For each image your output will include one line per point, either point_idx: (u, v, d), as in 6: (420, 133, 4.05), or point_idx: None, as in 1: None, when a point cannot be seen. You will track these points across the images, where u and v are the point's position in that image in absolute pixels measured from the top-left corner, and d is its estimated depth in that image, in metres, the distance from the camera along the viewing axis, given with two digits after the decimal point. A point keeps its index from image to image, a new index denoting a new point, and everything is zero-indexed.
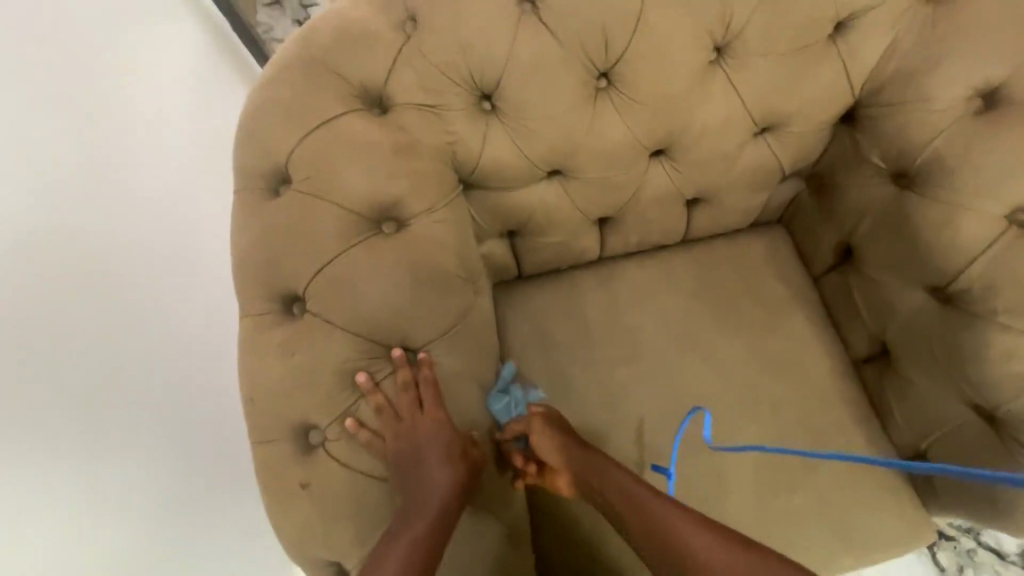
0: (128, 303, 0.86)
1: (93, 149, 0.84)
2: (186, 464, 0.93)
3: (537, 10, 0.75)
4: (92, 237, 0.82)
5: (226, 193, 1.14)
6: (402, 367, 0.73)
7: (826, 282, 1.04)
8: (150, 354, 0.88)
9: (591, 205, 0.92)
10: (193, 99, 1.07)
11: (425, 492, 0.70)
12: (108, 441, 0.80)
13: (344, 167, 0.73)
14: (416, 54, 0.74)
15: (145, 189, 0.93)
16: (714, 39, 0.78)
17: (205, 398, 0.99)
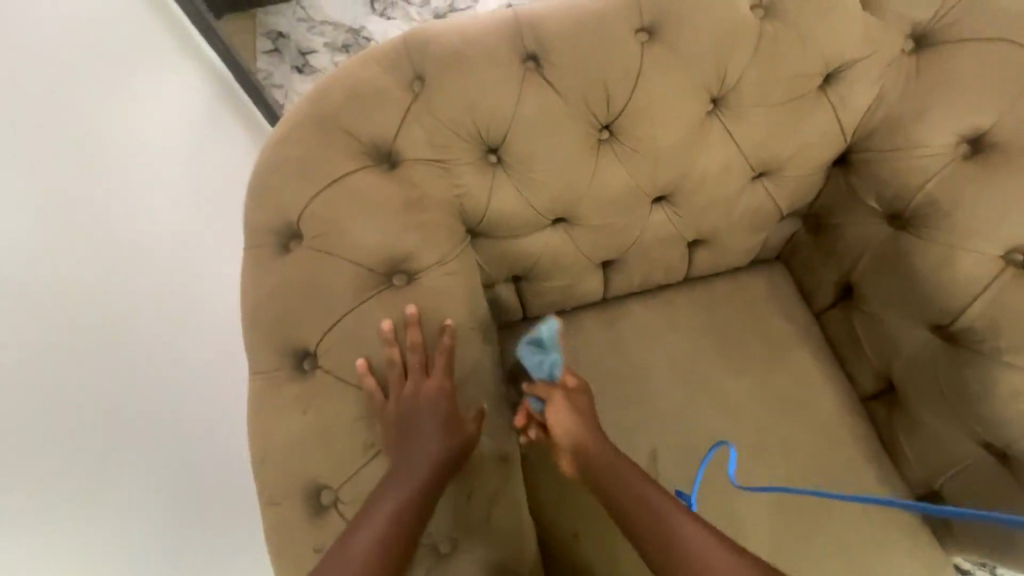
0: (121, 316, 0.87)
1: (100, 168, 0.86)
2: (177, 468, 0.95)
3: (541, 68, 0.78)
4: (94, 253, 0.83)
5: (217, 197, 1.16)
6: (413, 326, 0.72)
7: (829, 318, 1.06)
8: (139, 352, 0.89)
9: (596, 249, 0.94)
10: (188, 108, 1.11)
11: (413, 460, 0.67)
12: (93, 437, 0.80)
13: (354, 222, 0.74)
14: (424, 112, 0.77)
15: (145, 203, 0.95)
16: (711, 92, 0.82)
17: (190, 395, 0.99)
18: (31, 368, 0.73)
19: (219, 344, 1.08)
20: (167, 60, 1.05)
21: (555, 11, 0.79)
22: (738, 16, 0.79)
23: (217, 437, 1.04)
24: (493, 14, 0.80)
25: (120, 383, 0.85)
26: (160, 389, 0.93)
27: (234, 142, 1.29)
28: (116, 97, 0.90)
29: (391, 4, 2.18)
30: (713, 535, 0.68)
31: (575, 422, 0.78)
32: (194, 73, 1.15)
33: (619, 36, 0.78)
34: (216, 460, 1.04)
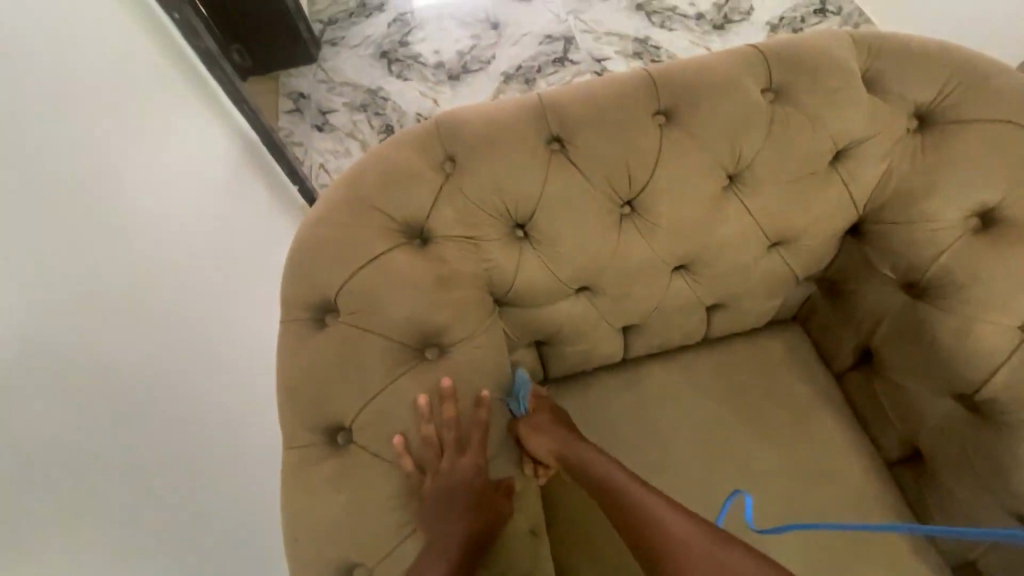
0: (159, 379, 0.90)
1: (139, 239, 0.92)
2: (218, 514, 0.99)
3: (565, 149, 0.83)
4: (136, 321, 0.88)
5: (227, 231, 1.22)
6: (450, 402, 0.75)
7: (850, 380, 1.06)
8: (164, 375, 0.92)
9: (618, 316, 0.96)
10: (206, 147, 1.18)
11: (451, 535, 0.70)
12: (125, 453, 0.82)
13: (388, 297, 0.77)
14: (456, 191, 0.81)
15: (175, 266, 1.00)
16: (727, 170, 0.86)
17: (207, 422, 1.01)
18: (84, 440, 0.75)
19: (230, 375, 1.10)
20: (188, 130, 1.12)
21: (578, 97, 0.85)
22: (750, 101, 0.84)
23: (247, 477, 1.09)
24: (519, 101, 0.86)
25: (153, 417, 0.88)
26: (194, 444, 0.96)
27: (248, 196, 1.36)
28: (143, 158, 0.95)
29: (408, 67, 2.29)
30: (695, 521, 0.68)
31: (550, 440, 0.81)
32: (213, 136, 1.22)
33: (640, 119, 0.83)
34: (250, 499, 1.08)
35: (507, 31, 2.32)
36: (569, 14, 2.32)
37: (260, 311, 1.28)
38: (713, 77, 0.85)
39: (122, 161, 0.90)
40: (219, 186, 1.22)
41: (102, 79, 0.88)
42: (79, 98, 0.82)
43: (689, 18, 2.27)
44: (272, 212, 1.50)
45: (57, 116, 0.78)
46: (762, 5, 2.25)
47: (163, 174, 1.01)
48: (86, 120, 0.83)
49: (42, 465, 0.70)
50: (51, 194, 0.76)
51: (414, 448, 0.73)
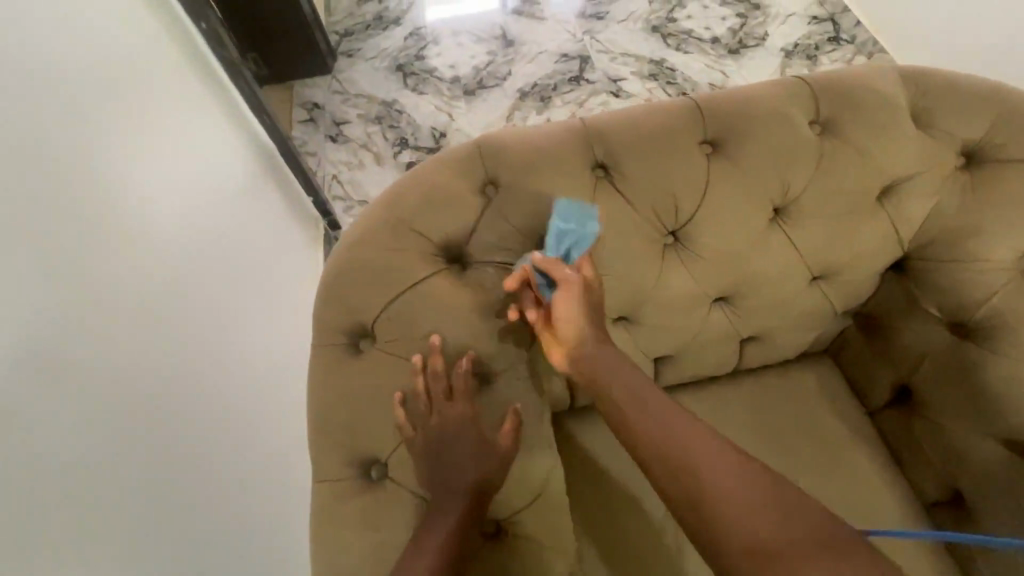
0: (162, 394, 0.86)
1: (137, 235, 0.87)
2: (222, 538, 0.94)
3: (610, 175, 0.81)
4: (140, 334, 0.84)
5: (216, 231, 1.18)
6: (435, 355, 0.73)
7: (884, 419, 1.04)
8: (164, 373, 0.88)
9: (653, 346, 0.92)
10: (194, 140, 1.15)
11: (443, 484, 0.68)
12: (131, 451, 0.77)
13: (428, 325, 0.75)
14: (497, 217, 0.78)
15: (176, 277, 0.97)
16: (774, 203, 0.84)
17: (205, 423, 0.96)
18: (94, 462, 0.71)
19: (221, 375, 1.06)
20: (180, 137, 1.09)
21: (621, 124, 0.83)
22: (798, 133, 0.83)
23: (246, 497, 1.04)
24: (562, 125, 0.84)
25: (155, 415, 0.83)
26: (198, 463, 0.91)
27: (237, 206, 1.34)
28: (137, 144, 0.93)
29: (423, 80, 2.28)
30: (748, 470, 0.61)
31: (578, 319, 0.72)
32: (202, 146, 1.19)
33: (686, 148, 0.82)
34: (249, 522, 1.03)
35: (523, 48, 2.32)
36: (584, 34, 2.32)
37: (244, 319, 1.24)
38: (759, 108, 0.83)
39: (118, 144, 0.87)
40: (212, 196, 1.19)
41: (95, 82, 0.85)
42: (75, 105, 0.79)
43: (703, 41, 2.27)
44: (259, 223, 1.48)
45: (57, 122, 0.75)
46: (777, 30, 2.25)
47: (155, 161, 0.98)
48: (85, 129, 0.80)
49: (59, 491, 0.65)
50: (51, 184, 0.73)
51: (417, 408, 0.72)
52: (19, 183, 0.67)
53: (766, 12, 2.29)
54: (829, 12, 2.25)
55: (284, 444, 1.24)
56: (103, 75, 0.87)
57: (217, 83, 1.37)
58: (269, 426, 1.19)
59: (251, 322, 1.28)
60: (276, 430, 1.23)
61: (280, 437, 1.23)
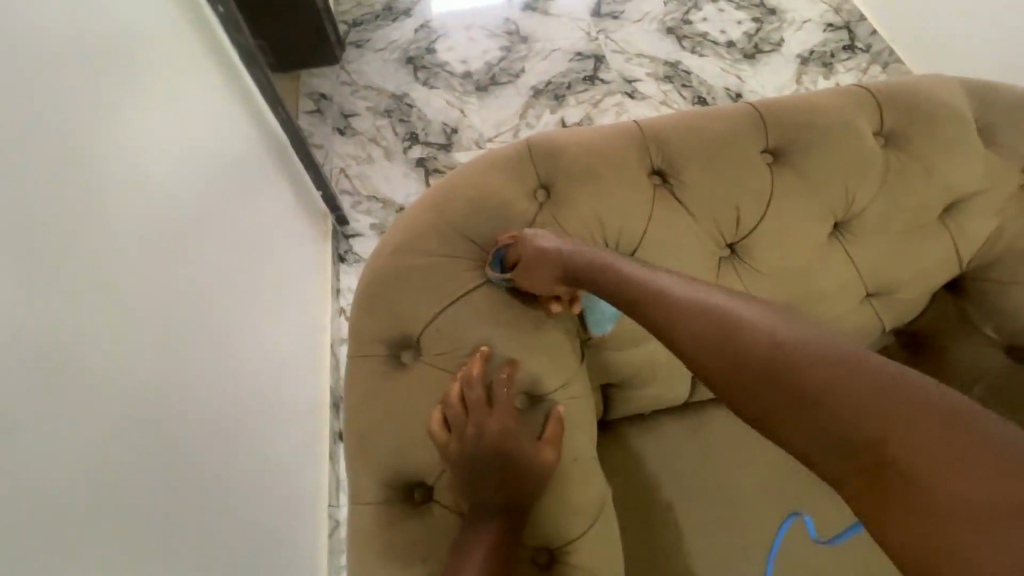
0: (164, 406, 0.81)
1: (141, 220, 0.82)
2: (213, 561, 0.88)
3: (669, 184, 0.78)
4: (145, 340, 0.78)
5: (224, 223, 1.13)
6: (476, 362, 0.68)
7: None
8: (168, 371, 0.82)
9: None
10: (204, 123, 1.10)
11: (485, 501, 0.64)
12: (127, 456, 0.71)
13: (477, 338, 0.70)
14: (552, 223, 0.75)
15: (183, 280, 0.91)
16: (836, 217, 0.81)
17: (202, 426, 0.90)
18: (91, 482, 0.65)
19: (222, 375, 1.00)
20: (191, 128, 1.03)
21: (681, 129, 0.79)
22: (862, 146, 0.80)
23: (235, 515, 0.98)
24: (616, 128, 0.80)
25: (155, 416, 0.78)
26: (195, 480, 0.86)
27: (248, 205, 1.28)
28: (145, 124, 0.87)
29: (434, 74, 2.22)
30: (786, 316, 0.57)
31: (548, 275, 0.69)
32: (213, 140, 1.13)
33: (749, 158, 0.78)
34: (237, 543, 0.98)
35: (536, 45, 2.27)
36: (599, 32, 2.27)
37: (248, 317, 1.18)
38: (824, 118, 0.80)
39: (126, 122, 0.82)
40: (221, 193, 1.13)
41: (102, 65, 0.79)
42: (82, 91, 0.73)
43: (719, 45, 2.23)
44: (269, 225, 1.42)
45: (61, 106, 0.69)
46: (793, 37, 2.22)
47: (165, 144, 0.92)
48: (94, 115, 0.75)
49: (56, 513, 0.59)
50: (60, 166, 0.67)
51: (454, 419, 0.66)
52: (21, 174, 0.61)
53: (782, 17, 2.25)
54: (845, 19, 2.22)
55: (267, 459, 1.18)
56: (112, 59, 0.81)
57: (231, 72, 1.31)
58: (258, 441, 1.14)
59: (256, 327, 1.22)
60: (264, 443, 1.18)
61: (265, 451, 1.17)
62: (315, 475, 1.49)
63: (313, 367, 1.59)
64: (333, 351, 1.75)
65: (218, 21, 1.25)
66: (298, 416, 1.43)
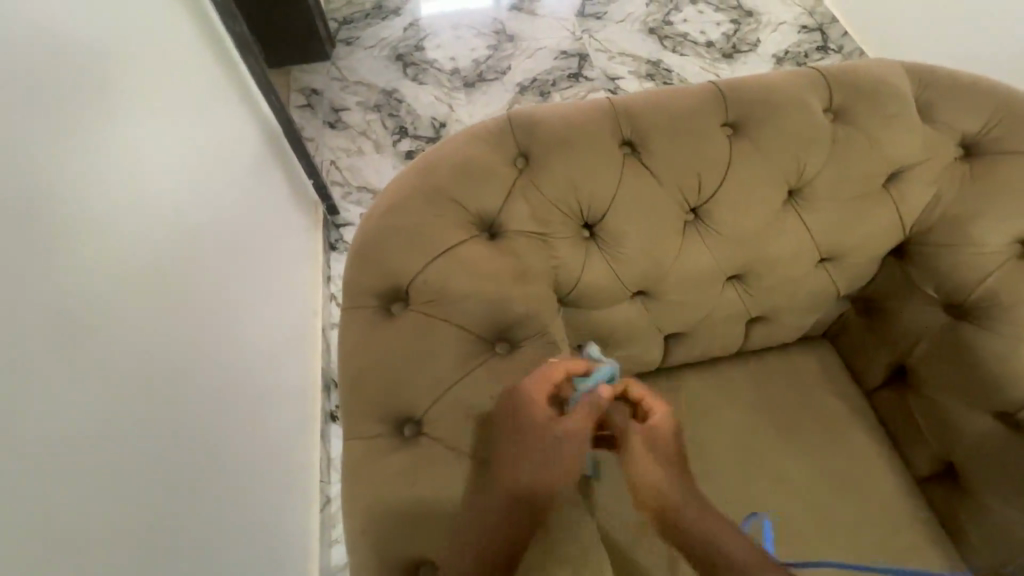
0: (154, 369, 0.85)
1: (139, 196, 0.88)
2: (204, 515, 0.93)
3: (637, 152, 0.85)
4: (135, 306, 0.83)
5: (217, 202, 1.18)
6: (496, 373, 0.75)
7: (879, 398, 1.11)
8: (162, 334, 0.88)
9: (669, 319, 0.95)
10: (198, 109, 1.16)
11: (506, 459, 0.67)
12: (124, 405, 0.77)
13: (460, 291, 0.76)
14: (530, 187, 0.81)
15: (175, 252, 0.96)
16: (789, 184, 0.89)
17: (195, 389, 0.95)
18: (88, 428, 0.69)
19: (214, 345, 1.06)
20: (182, 113, 1.08)
21: (648, 104, 0.87)
22: (812, 119, 0.88)
23: (226, 481, 1.03)
24: (590, 102, 0.87)
25: (149, 375, 0.84)
26: (185, 443, 0.90)
27: (239, 190, 1.32)
28: (142, 106, 0.93)
29: (423, 71, 2.29)
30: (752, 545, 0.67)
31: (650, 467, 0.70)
32: (205, 124, 1.18)
33: (709, 130, 0.86)
34: (228, 508, 1.02)
35: (523, 44, 2.34)
36: (582, 32, 2.36)
37: (242, 294, 1.24)
38: (777, 95, 0.88)
39: (123, 103, 0.87)
40: (212, 177, 1.17)
41: (98, 46, 0.84)
42: (82, 70, 0.79)
43: (698, 45, 2.33)
44: (263, 209, 1.48)
45: (63, 84, 0.74)
46: (770, 38, 2.32)
47: (160, 126, 0.98)
48: (91, 91, 0.80)
49: (61, 454, 0.64)
50: (62, 137, 0.73)
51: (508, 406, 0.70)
52: (25, 137, 0.67)
53: (758, 19, 2.36)
54: (818, 22, 2.33)
55: (261, 431, 1.24)
56: (106, 40, 0.86)
57: (225, 60, 1.37)
58: (249, 416, 1.18)
59: (247, 305, 1.26)
60: (257, 412, 1.23)
61: (258, 420, 1.23)
62: (307, 450, 1.54)
63: (305, 348, 1.65)
64: (324, 335, 1.80)
65: (215, 12, 1.31)
66: (288, 392, 1.48)
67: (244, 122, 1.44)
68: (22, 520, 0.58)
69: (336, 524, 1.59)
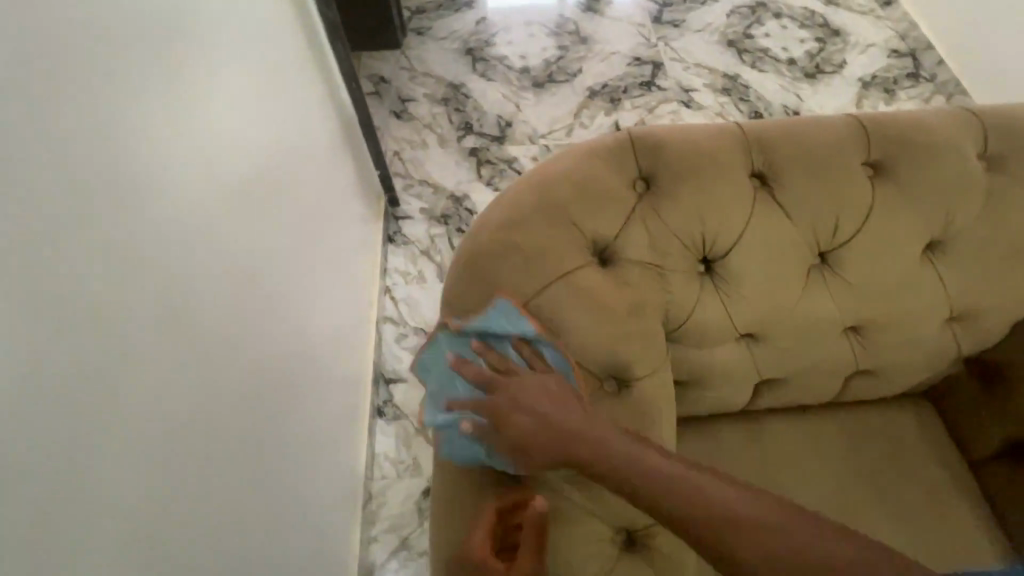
0: (231, 364, 0.81)
1: (230, 181, 0.86)
2: (260, 512, 0.90)
3: (767, 186, 0.79)
4: (222, 297, 0.80)
5: (293, 189, 1.16)
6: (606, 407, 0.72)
7: (986, 470, 1.02)
8: (242, 327, 0.86)
9: (773, 366, 0.88)
10: (284, 94, 1.14)
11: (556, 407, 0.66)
12: (211, 400, 0.75)
13: (572, 322, 0.71)
14: (651, 215, 0.76)
15: (256, 240, 0.94)
16: (931, 236, 0.81)
17: (264, 383, 0.93)
18: (177, 426, 0.66)
19: (282, 335, 1.04)
20: (268, 98, 1.06)
21: (783, 133, 0.80)
22: (963, 167, 0.80)
23: (282, 478, 1.01)
24: (717, 127, 0.81)
25: (231, 367, 0.81)
26: (250, 442, 0.86)
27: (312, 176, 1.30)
28: (236, 88, 0.91)
29: (493, 67, 2.25)
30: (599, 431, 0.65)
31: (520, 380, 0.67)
32: (286, 109, 1.16)
33: (849, 168, 0.79)
34: (281, 508, 0.99)
35: (595, 47, 2.28)
36: (658, 40, 2.28)
37: (306, 283, 1.22)
38: (926, 137, 0.80)
39: (221, 86, 0.85)
40: (289, 165, 1.15)
41: (204, 25, 0.82)
42: (194, 51, 0.78)
43: (780, 61, 2.21)
44: (332, 196, 1.46)
45: (177, 63, 0.73)
46: (857, 60, 2.19)
47: (249, 110, 0.97)
48: (199, 72, 0.78)
49: (155, 450, 0.62)
50: (176, 118, 0.71)
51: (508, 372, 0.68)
52: (147, 116, 0.65)
53: (845, 39, 2.24)
54: (911, 47, 2.20)
55: (312, 424, 1.22)
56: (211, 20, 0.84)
57: (311, 45, 1.36)
58: (301, 411, 1.15)
59: (310, 296, 1.24)
60: (311, 405, 1.22)
61: (311, 411, 1.21)
62: (352, 444, 1.53)
63: (359, 341, 1.63)
64: (377, 328, 1.78)
65: None
66: (339, 386, 1.46)
67: (323, 108, 1.42)
68: (109, 521, 0.54)
69: (374, 523, 1.56)
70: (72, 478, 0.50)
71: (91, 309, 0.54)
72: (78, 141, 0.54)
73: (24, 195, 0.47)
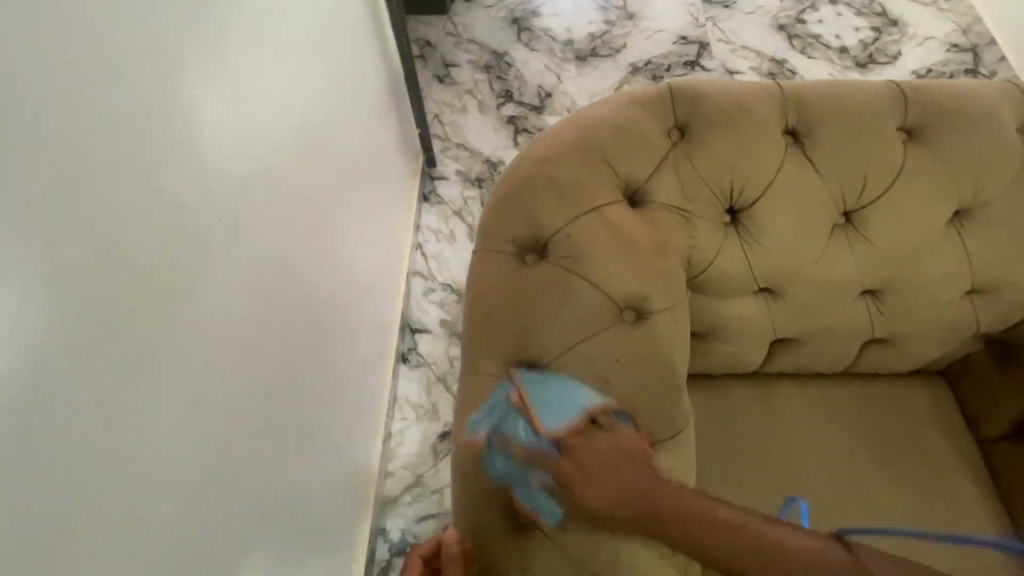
0: (282, 278, 0.89)
1: (292, 111, 0.93)
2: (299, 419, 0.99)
3: (800, 144, 0.81)
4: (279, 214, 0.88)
5: (343, 131, 1.23)
6: (624, 335, 0.75)
7: (993, 449, 1.04)
8: (293, 246, 0.94)
9: (789, 323, 0.91)
10: (340, 39, 1.20)
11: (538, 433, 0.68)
12: (264, 303, 0.82)
13: (598, 253, 0.76)
14: (683, 161, 0.80)
15: (310, 170, 1.01)
16: (959, 204, 0.82)
17: (307, 302, 1.01)
18: (236, 314, 0.74)
19: (326, 265, 1.11)
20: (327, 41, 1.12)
21: (820, 93, 0.82)
22: (998, 138, 0.81)
23: (319, 394, 1.09)
24: (756, 84, 0.83)
25: (281, 280, 0.89)
26: (292, 354, 0.94)
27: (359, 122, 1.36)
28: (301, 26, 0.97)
29: (537, 38, 2.26)
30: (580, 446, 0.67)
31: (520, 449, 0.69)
32: (342, 54, 1.22)
33: (882, 131, 0.81)
34: (316, 421, 1.07)
35: (641, 23, 2.27)
36: (706, 20, 2.25)
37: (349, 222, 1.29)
38: (965, 106, 0.81)
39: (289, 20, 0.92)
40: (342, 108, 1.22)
41: None
42: None
43: (831, 49, 2.17)
44: (376, 146, 1.53)
45: None
46: (912, 51, 2.13)
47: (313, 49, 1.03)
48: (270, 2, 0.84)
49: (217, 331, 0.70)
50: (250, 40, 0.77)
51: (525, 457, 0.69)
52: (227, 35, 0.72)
53: (902, 30, 2.18)
54: (971, 42, 2.13)
55: (343, 354, 1.30)
56: None
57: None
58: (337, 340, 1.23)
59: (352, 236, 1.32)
60: (344, 338, 1.30)
61: (343, 343, 1.29)
62: (378, 385, 1.61)
63: (390, 289, 1.71)
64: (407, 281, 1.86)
65: None
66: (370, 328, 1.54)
67: (373, 59, 1.47)
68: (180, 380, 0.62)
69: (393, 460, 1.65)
70: (154, 333, 0.58)
71: (177, 192, 0.61)
72: (173, 47, 0.60)
73: (130, 78, 0.54)
